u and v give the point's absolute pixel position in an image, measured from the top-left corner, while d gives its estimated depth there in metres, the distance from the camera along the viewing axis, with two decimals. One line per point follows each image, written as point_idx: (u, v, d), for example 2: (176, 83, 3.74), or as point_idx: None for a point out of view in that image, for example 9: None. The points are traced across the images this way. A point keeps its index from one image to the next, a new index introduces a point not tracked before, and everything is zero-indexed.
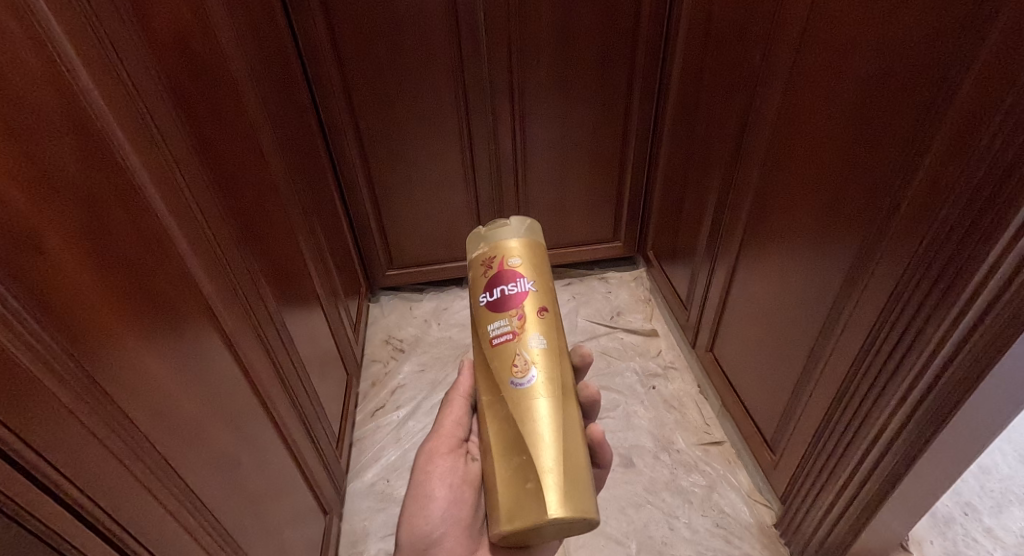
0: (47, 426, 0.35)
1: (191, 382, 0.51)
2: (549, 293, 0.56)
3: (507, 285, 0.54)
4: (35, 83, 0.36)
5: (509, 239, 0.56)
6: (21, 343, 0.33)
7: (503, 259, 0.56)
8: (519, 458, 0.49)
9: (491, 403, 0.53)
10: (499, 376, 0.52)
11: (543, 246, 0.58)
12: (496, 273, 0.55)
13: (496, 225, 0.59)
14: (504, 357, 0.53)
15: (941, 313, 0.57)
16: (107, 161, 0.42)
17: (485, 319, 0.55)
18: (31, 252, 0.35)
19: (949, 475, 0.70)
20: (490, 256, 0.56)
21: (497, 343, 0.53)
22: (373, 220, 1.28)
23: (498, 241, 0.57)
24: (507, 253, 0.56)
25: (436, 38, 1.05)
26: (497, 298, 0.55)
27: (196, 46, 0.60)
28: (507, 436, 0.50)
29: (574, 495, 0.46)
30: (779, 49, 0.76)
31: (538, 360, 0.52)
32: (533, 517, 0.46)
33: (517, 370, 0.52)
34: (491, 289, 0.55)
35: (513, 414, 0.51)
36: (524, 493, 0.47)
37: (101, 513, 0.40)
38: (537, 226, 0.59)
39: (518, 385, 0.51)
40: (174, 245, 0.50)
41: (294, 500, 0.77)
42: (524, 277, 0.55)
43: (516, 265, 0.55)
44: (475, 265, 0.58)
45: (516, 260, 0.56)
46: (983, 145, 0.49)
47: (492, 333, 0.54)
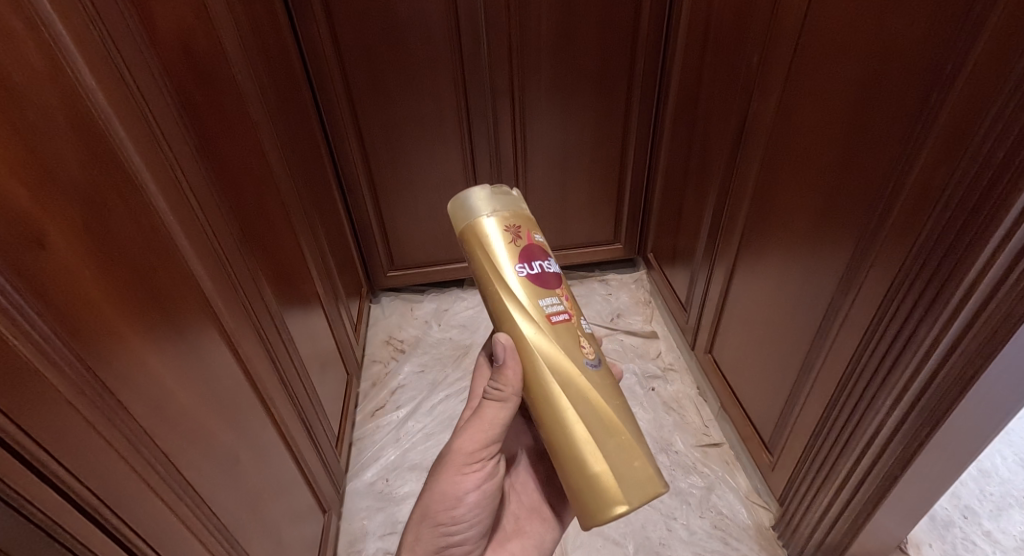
0: (48, 415, 0.36)
1: (191, 378, 0.52)
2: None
3: (544, 262, 0.55)
4: (37, 82, 0.37)
5: (526, 213, 0.56)
6: (21, 334, 0.34)
7: (529, 232, 0.55)
8: (616, 439, 0.52)
9: (566, 389, 0.52)
10: (573, 360, 0.53)
11: None
12: (528, 246, 0.54)
13: (500, 191, 0.56)
14: (568, 335, 0.53)
15: (934, 313, 0.57)
16: (109, 159, 0.43)
17: (532, 293, 0.53)
18: (33, 247, 0.35)
19: (946, 477, 0.70)
20: (516, 226, 0.54)
21: (557, 320, 0.53)
22: (374, 221, 1.29)
23: (518, 212, 0.55)
24: (531, 227, 0.55)
25: (437, 41, 1.06)
26: (538, 272, 0.54)
27: (198, 46, 0.61)
28: (599, 421, 0.52)
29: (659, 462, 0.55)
30: (775, 53, 0.77)
31: (592, 341, 0.56)
32: (648, 490, 0.51)
33: (588, 352, 0.54)
34: (530, 262, 0.54)
35: (603, 399, 0.53)
36: (634, 470, 0.52)
37: (101, 505, 0.40)
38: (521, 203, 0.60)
39: (593, 366, 0.54)
40: (175, 242, 0.51)
41: (293, 498, 0.77)
42: (549, 254, 0.56)
43: (541, 241, 0.56)
44: (499, 231, 0.53)
45: (537, 236, 0.56)
46: (974, 145, 0.49)
47: (547, 309, 0.53)
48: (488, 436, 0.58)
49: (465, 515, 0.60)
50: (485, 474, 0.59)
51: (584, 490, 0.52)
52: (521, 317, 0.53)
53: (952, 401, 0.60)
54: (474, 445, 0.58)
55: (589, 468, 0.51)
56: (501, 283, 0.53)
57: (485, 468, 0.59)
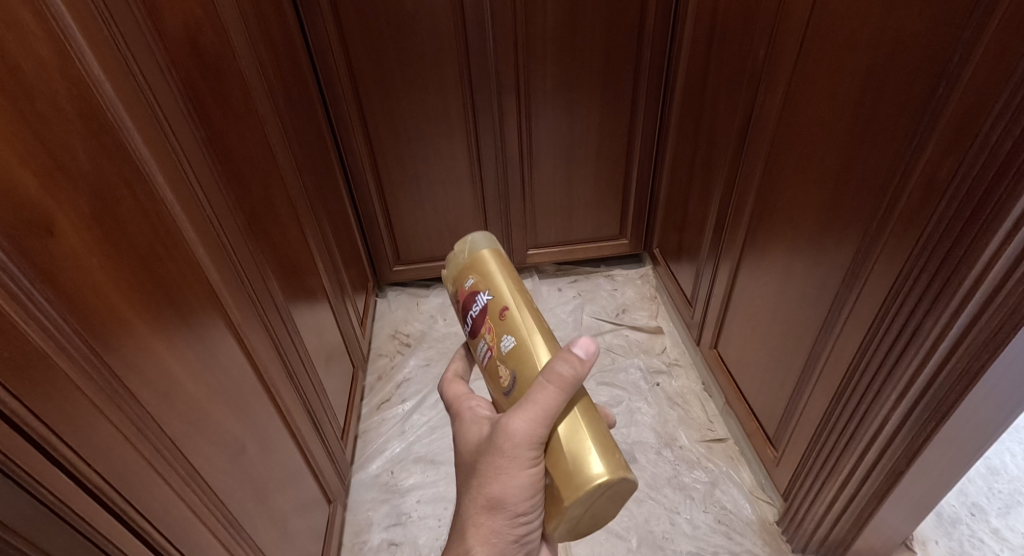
0: (56, 399, 0.36)
1: (197, 367, 0.52)
2: (519, 287, 0.53)
3: (471, 309, 0.54)
4: (46, 72, 0.37)
5: (460, 265, 0.56)
6: (30, 319, 0.35)
7: (462, 286, 0.56)
8: None
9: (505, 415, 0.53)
10: (497, 390, 0.52)
11: (495, 250, 0.55)
12: (463, 302, 0.56)
13: (454, 255, 0.58)
14: (492, 373, 0.52)
15: (939, 307, 0.57)
16: (117, 150, 0.44)
17: (475, 347, 0.56)
18: (42, 235, 0.36)
19: (953, 472, 0.69)
20: (455, 289, 0.57)
21: (485, 364, 0.53)
22: (381, 216, 1.30)
23: (455, 273, 0.57)
24: (462, 279, 0.56)
25: (443, 37, 1.06)
26: (471, 322, 0.55)
27: (205, 41, 0.62)
28: None
29: (600, 461, 0.45)
30: (782, 47, 0.77)
31: (511, 363, 0.50)
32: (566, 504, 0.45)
33: (503, 381, 0.51)
34: (465, 317, 0.56)
35: None
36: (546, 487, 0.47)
37: (110, 489, 0.41)
38: (482, 235, 0.57)
39: (507, 394, 0.50)
40: (182, 233, 0.52)
41: (300, 488, 0.78)
42: (477, 292, 0.54)
43: (470, 285, 0.54)
44: (454, 297, 0.58)
45: (470, 281, 0.55)
46: (980, 137, 0.49)
47: (480, 357, 0.54)
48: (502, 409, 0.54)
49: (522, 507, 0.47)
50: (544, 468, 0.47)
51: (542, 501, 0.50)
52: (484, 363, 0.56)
53: (959, 395, 0.60)
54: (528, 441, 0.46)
55: None
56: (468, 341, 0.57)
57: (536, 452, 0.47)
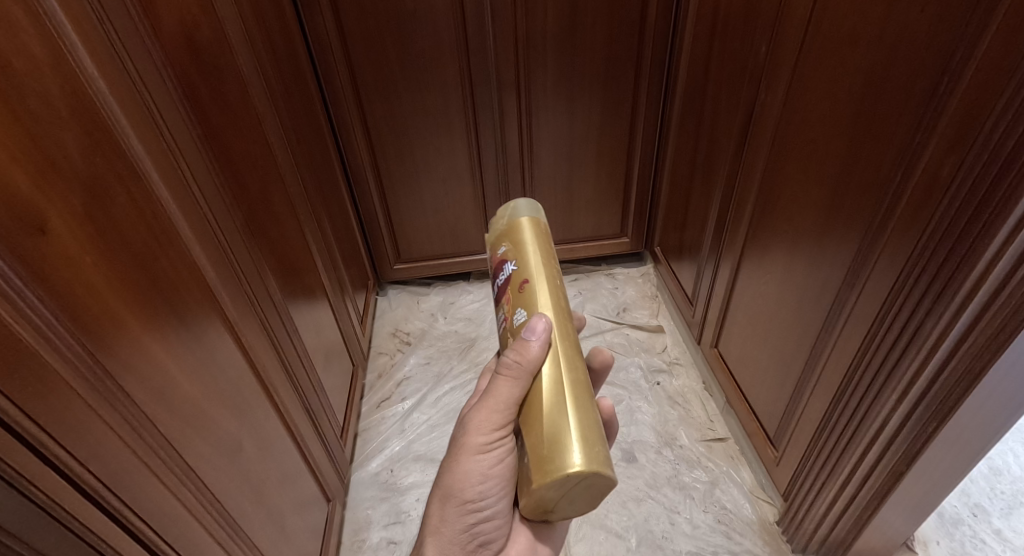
0: (49, 398, 0.36)
1: (193, 366, 0.52)
2: (540, 259, 0.51)
3: (499, 277, 0.53)
4: (38, 71, 0.37)
5: (502, 226, 0.54)
6: (22, 318, 0.35)
7: (498, 250, 0.54)
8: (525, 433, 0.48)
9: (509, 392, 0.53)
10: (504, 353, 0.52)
11: (531, 223, 0.53)
12: (495, 266, 0.55)
13: (501, 212, 0.56)
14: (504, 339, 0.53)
15: (940, 307, 0.56)
16: (111, 148, 0.43)
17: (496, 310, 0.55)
18: (35, 233, 0.36)
19: (954, 473, 0.69)
20: (492, 251, 0.55)
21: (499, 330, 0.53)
22: (381, 214, 1.30)
23: (495, 233, 0.55)
24: (498, 243, 0.54)
25: (443, 35, 1.06)
26: (498, 287, 0.54)
27: (202, 38, 0.62)
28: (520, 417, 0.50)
29: (571, 454, 0.43)
30: (783, 45, 0.76)
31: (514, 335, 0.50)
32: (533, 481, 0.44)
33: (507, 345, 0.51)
34: (495, 282, 0.55)
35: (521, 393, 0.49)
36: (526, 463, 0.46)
37: (103, 489, 0.41)
38: (527, 207, 0.54)
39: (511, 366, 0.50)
40: (178, 231, 0.51)
41: (298, 487, 0.78)
42: (509, 262, 0.52)
43: (502, 253, 0.53)
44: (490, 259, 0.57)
45: (503, 248, 0.53)
46: (981, 136, 0.48)
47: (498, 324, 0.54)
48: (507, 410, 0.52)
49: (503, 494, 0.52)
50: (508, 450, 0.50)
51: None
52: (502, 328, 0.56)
53: (959, 396, 0.60)
54: (494, 424, 0.50)
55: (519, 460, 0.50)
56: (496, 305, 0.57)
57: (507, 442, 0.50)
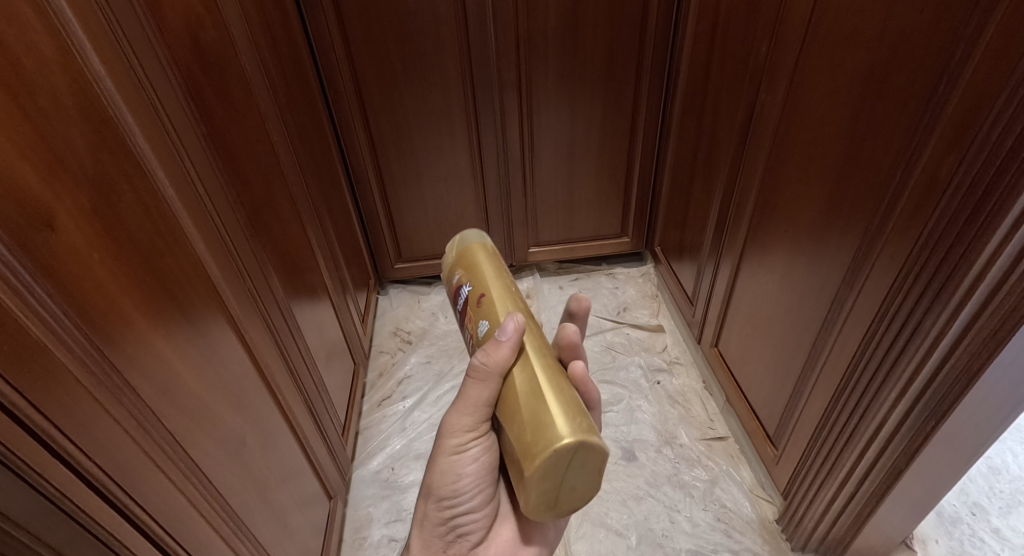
0: (56, 391, 0.37)
1: (198, 362, 0.53)
2: (494, 275, 0.53)
3: (459, 301, 0.55)
4: (47, 67, 0.37)
5: (454, 254, 0.57)
6: (30, 311, 0.35)
7: (453, 278, 0.57)
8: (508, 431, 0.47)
9: None
10: None
11: (479, 246, 0.56)
12: (453, 293, 0.57)
13: (450, 246, 0.59)
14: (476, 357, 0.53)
15: (940, 305, 0.56)
16: (117, 145, 0.44)
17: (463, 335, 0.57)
18: (42, 228, 0.36)
19: (953, 471, 0.69)
20: (449, 281, 0.58)
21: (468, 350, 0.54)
22: (383, 213, 1.30)
23: (448, 263, 0.58)
24: (453, 271, 0.57)
25: (445, 34, 1.06)
26: (461, 311, 0.56)
27: (206, 37, 0.62)
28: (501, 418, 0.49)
29: (553, 429, 0.43)
30: (784, 46, 0.76)
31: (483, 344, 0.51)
32: (526, 470, 0.43)
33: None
34: (455, 310, 0.57)
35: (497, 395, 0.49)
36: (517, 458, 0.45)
37: (110, 482, 0.41)
38: (469, 233, 0.57)
39: None
40: (182, 228, 0.52)
41: (300, 485, 0.79)
42: (465, 284, 0.55)
43: (457, 279, 0.56)
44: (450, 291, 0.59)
45: (458, 275, 0.56)
46: (980, 135, 0.49)
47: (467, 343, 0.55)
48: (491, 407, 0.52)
49: (479, 489, 0.54)
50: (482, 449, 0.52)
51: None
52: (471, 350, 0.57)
53: (959, 394, 0.60)
54: (466, 426, 0.50)
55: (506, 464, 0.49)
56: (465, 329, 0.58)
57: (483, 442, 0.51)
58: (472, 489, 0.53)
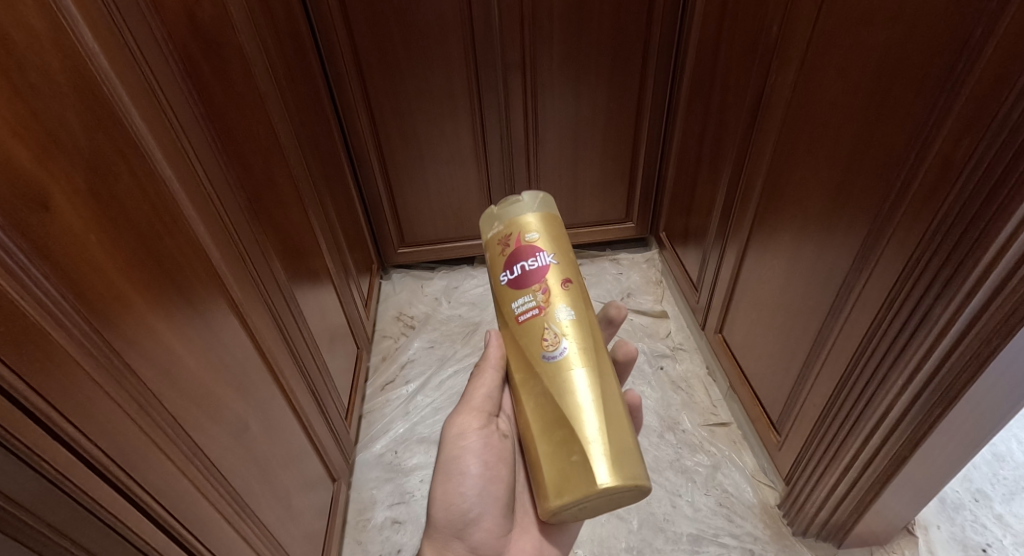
0: (54, 374, 0.36)
1: (199, 345, 0.53)
2: (569, 258, 0.56)
3: (527, 261, 0.54)
4: (37, 42, 0.37)
5: (522, 215, 0.56)
6: (25, 292, 0.35)
7: (520, 235, 0.55)
8: (562, 432, 0.50)
9: (525, 381, 0.54)
10: (530, 351, 0.53)
11: (559, 218, 0.57)
12: (514, 250, 0.55)
13: (509, 199, 0.57)
14: (533, 332, 0.53)
15: (951, 290, 0.56)
16: (112, 123, 0.43)
17: (508, 298, 0.55)
18: (37, 210, 0.36)
19: (957, 457, 0.69)
20: (506, 234, 0.56)
21: (524, 319, 0.54)
22: (385, 197, 1.29)
23: (511, 218, 0.56)
24: (523, 228, 0.55)
25: (448, 14, 1.05)
26: (520, 274, 0.55)
27: (203, 15, 0.61)
28: (545, 412, 0.52)
29: (620, 463, 0.48)
30: (795, 25, 0.75)
31: (566, 331, 0.53)
32: (593, 485, 0.47)
33: (548, 344, 0.53)
34: (508, 267, 0.55)
35: (555, 390, 0.51)
36: (570, 465, 0.49)
37: (113, 465, 0.41)
38: (548, 198, 0.58)
39: (550, 358, 0.52)
40: (181, 210, 0.51)
41: (304, 467, 0.79)
42: (542, 250, 0.55)
43: (534, 240, 0.55)
44: (493, 241, 0.57)
45: (533, 235, 0.55)
46: (999, 115, 0.48)
47: (519, 310, 0.54)
48: (481, 405, 0.60)
49: (483, 493, 0.58)
50: (482, 443, 0.59)
51: (536, 482, 0.52)
52: (501, 315, 0.57)
53: (968, 379, 0.60)
54: (467, 415, 0.60)
55: (536, 456, 0.52)
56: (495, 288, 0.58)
57: (482, 436, 0.59)
58: (476, 493, 0.58)
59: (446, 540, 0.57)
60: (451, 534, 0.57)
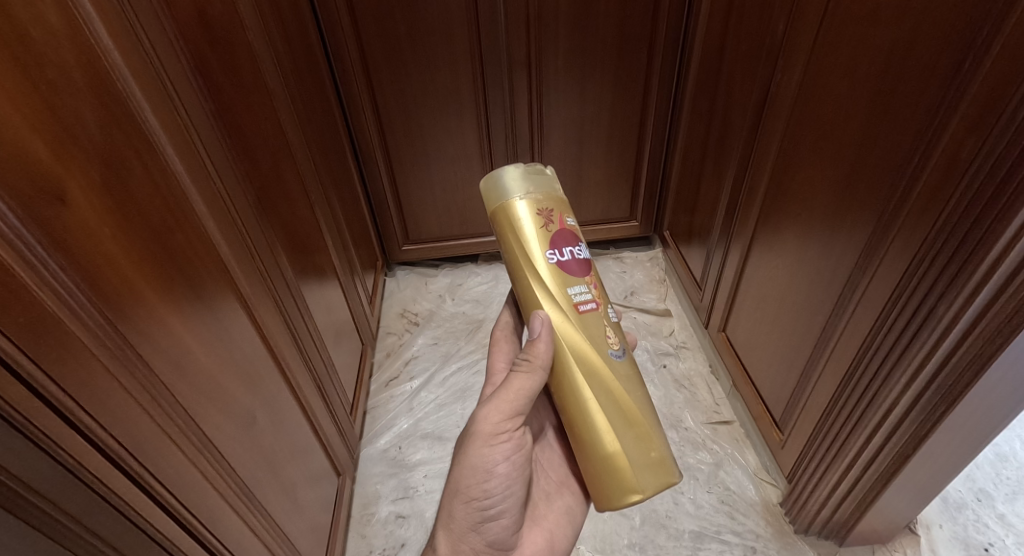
0: (70, 363, 0.37)
1: (209, 339, 0.53)
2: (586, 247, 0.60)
3: (573, 248, 0.57)
4: (53, 37, 0.37)
5: (558, 196, 0.57)
6: (41, 281, 0.35)
7: (562, 217, 0.57)
8: (637, 430, 0.55)
9: (590, 378, 0.55)
10: (598, 348, 0.55)
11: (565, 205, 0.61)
12: (560, 231, 0.56)
13: (534, 171, 0.57)
14: (595, 324, 0.56)
15: (955, 289, 0.56)
16: (126, 118, 0.44)
17: (559, 280, 0.55)
18: (54, 202, 0.37)
19: (960, 456, 0.69)
20: (549, 211, 0.56)
21: (585, 308, 0.55)
22: (390, 194, 1.30)
23: (552, 196, 0.57)
24: (564, 212, 0.57)
25: (454, 12, 1.05)
26: (568, 258, 0.56)
27: (214, 13, 0.62)
28: (620, 411, 0.55)
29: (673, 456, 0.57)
30: (801, 24, 0.75)
31: (619, 331, 0.58)
32: (669, 477, 0.54)
33: (612, 342, 0.56)
34: (558, 248, 0.56)
35: (628, 390, 0.55)
36: (648, 460, 0.54)
37: (127, 454, 0.42)
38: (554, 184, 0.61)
39: (616, 357, 0.56)
40: (191, 205, 0.52)
41: (310, 461, 0.80)
42: (581, 240, 0.58)
43: (573, 226, 0.57)
44: (531, 213, 0.55)
45: (570, 221, 0.58)
46: (1004, 114, 0.48)
47: (577, 297, 0.55)
48: (517, 405, 0.57)
49: (507, 493, 0.58)
50: (514, 444, 0.57)
51: (606, 477, 0.55)
52: (546, 296, 0.55)
53: (971, 378, 0.60)
54: (502, 414, 0.56)
55: (608, 454, 0.54)
56: (529, 263, 0.55)
57: (514, 437, 0.57)
58: (500, 491, 0.58)
59: (452, 534, 0.58)
60: (466, 527, 0.58)
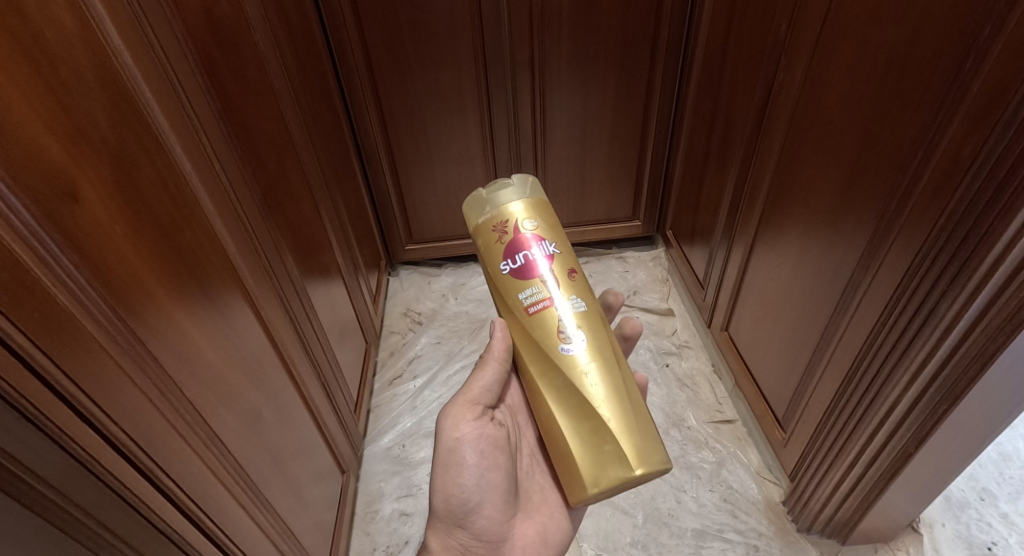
0: (83, 358, 0.38)
1: (217, 336, 0.54)
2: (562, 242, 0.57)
3: (528, 251, 0.55)
4: (66, 37, 0.38)
5: (512, 201, 0.56)
6: (55, 277, 0.36)
7: (516, 223, 0.56)
8: (591, 423, 0.53)
9: (542, 374, 0.56)
10: (547, 346, 0.55)
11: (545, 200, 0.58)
12: (512, 239, 0.55)
13: (499, 186, 0.57)
14: (546, 324, 0.55)
15: (957, 287, 0.56)
16: (136, 118, 0.44)
17: (513, 288, 0.56)
18: (68, 200, 0.37)
19: (962, 454, 0.70)
20: (500, 220, 0.56)
21: (535, 310, 0.55)
22: (393, 193, 1.30)
23: (502, 204, 0.56)
24: (518, 217, 0.56)
25: (458, 12, 1.05)
26: (523, 264, 0.55)
27: (220, 13, 0.62)
28: (573, 405, 0.54)
29: (646, 449, 0.52)
30: (804, 24, 0.75)
31: (580, 323, 0.55)
32: (628, 471, 0.52)
33: (563, 337, 0.54)
34: (509, 256, 0.55)
35: (579, 383, 0.54)
36: (603, 454, 0.53)
37: (137, 448, 0.42)
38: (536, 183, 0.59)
39: (567, 351, 0.54)
40: (199, 204, 0.53)
41: (315, 459, 0.81)
42: (543, 239, 0.56)
43: (531, 228, 0.56)
44: (485, 229, 0.56)
45: (529, 223, 0.56)
46: (1006, 114, 0.48)
47: (527, 302, 0.55)
48: (479, 395, 0.61)
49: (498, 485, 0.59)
50: (477, 434, 0.60)
51: (566, 470, 0.55)
52: (505, 305, 0.57)
53: (973, 376, 0.60)
54: (465, 407, 0.61)
55: (564, 448, 0.55)
56: (490, 276, 0.57)
57: (477, 426, 0.60)
58: (474, 482, 0.59)
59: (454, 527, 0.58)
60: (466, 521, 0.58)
